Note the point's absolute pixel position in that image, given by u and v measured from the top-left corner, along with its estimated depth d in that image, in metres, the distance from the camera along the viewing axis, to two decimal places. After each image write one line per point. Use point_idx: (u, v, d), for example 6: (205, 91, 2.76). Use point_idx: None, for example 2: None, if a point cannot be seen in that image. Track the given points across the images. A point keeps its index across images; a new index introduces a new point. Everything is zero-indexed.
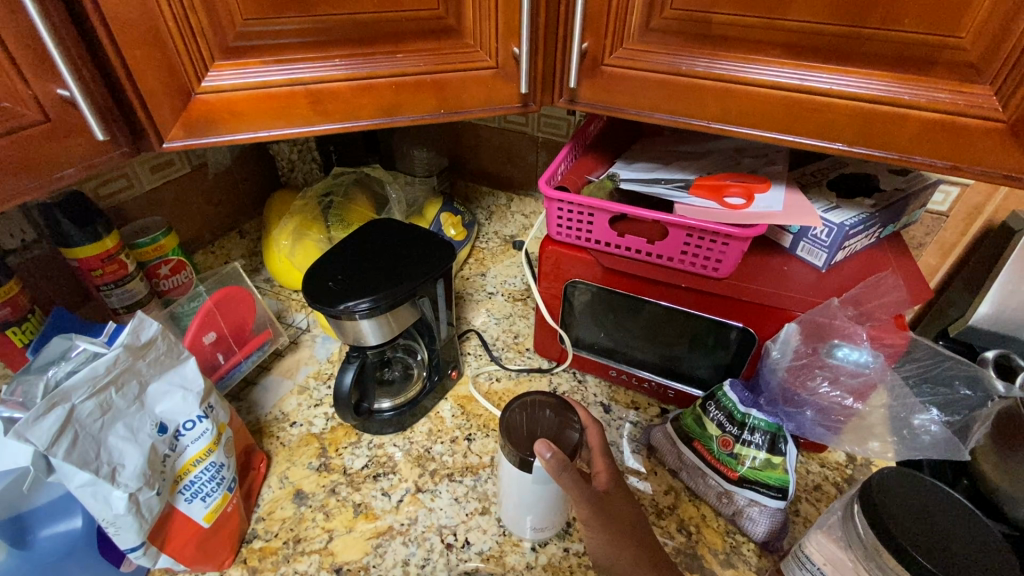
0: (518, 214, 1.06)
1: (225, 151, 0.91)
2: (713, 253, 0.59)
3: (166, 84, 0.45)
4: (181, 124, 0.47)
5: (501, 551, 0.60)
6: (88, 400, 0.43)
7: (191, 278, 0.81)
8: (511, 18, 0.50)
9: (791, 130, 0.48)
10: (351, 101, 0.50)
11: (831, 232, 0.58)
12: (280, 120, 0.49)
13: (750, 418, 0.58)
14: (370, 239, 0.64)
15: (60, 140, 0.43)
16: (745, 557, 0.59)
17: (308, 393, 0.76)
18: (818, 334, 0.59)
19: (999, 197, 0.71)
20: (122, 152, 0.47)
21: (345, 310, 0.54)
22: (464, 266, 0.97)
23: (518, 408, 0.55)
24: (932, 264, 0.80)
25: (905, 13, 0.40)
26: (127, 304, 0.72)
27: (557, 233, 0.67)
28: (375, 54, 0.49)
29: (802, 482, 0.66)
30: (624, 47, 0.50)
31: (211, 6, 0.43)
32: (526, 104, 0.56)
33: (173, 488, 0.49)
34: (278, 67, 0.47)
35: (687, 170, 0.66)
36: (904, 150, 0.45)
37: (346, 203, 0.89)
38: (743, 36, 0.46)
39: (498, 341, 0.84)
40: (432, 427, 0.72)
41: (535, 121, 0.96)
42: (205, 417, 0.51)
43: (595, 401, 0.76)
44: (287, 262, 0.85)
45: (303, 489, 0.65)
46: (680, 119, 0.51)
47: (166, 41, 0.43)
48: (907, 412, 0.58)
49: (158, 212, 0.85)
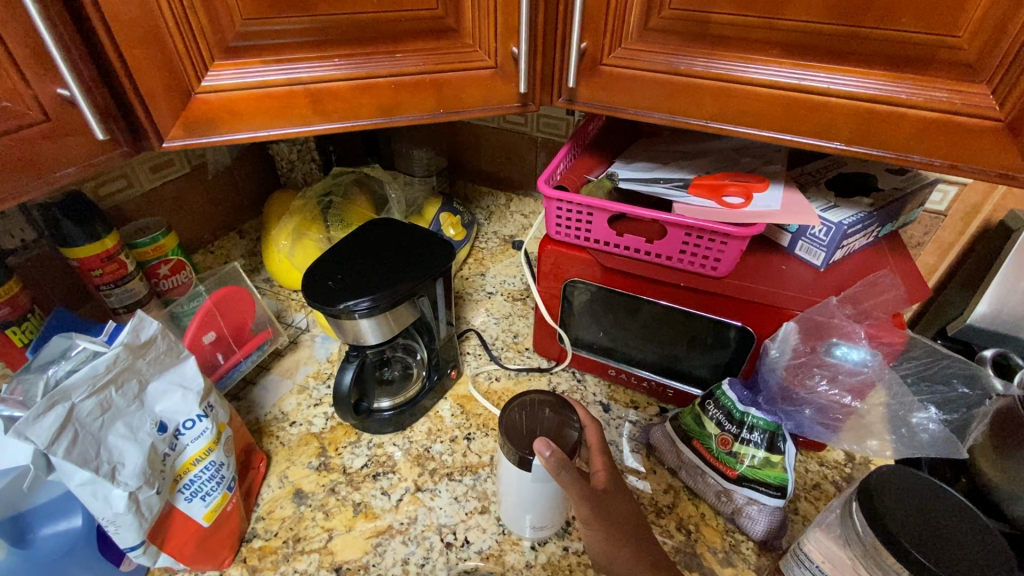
0: (518, 214, 1.06)
1: (225, 151, 0.91)
2: (711, 252, 0.59)
3: (166, 84, 0.45)
4: (181, 124, 0.47)
5: (501, 550, 0.60)
6: (88, 399, 0.43)
7: (190, 278, 0.81)
8: (510, 18, 0.50)
9: (789, 129, 0.48)
10: (351, 101, 0.50)
11: (830, 232, 0.59)
12: (279, 120, 0.49)
13: (750, 416, 0.58)
14: (370, 239, 0.64)
15: (61, 139, 0.43)
16: (744, 556, 0.60)
17: (308, 392, 0.76)
18: (817, 332, 0.59)
19: (997, 196, 0.71)
20: (122, 152, 0.48)
21: (345, 309, 0.55)
22: (463, 265, 0.97)
23: (517, 407, 0.55)
24: (930, 263, 0.80)
25: (902, 12, 0.40)
26: (127, 304, 0.72)
27: (556, 232, 0.67)
28: (375, 53, 0.49)
29: (801, 481, 0.66)
30: (622, 47, 0.50)
31: (210, 6, 0.43)
32: (525, 104, 0.56)
33: (173, 487, 0.49)
34: (277, 66, 0.47)
35: (686, 169, 0.66)
36: (901, 149, 0.45)
37: (346, 203, 0.89)
38: (741, 35, 0.46)
39: (498, 341, 0.84)
40: (431, 426, 0.72)
41: (534, 121, 0.96)
42: (205, 416, 0.51)
43: (595, 400, 0.76)
44: (287, 262, 0.85)
45: (303, 489, 0.65)
46: (679, 119, 0.51)
47: (166, 41, 0.43)
48: (905, 410, 0.58)
49: (157, 212, 0.85)
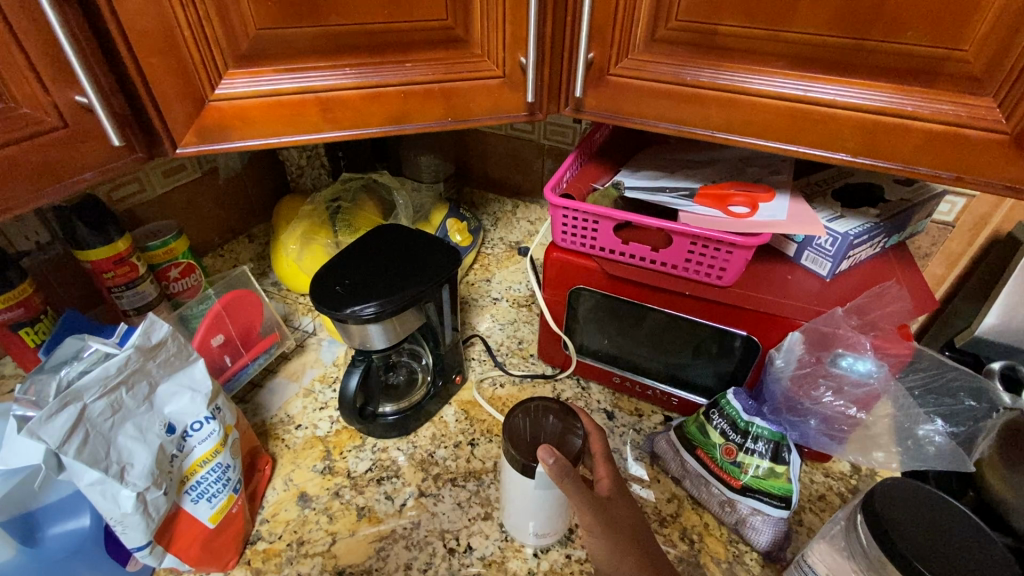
0: (524, 220, 1.07)
1: (236, 156, 0.93)
2: (717, 260, 0.59)
3: (180, 92, 0.46)
4: (194, 131, 0.48)
5: (502, 556, 0.60)
6: (99, 400, 0.44)
7: (200, 281, 0.82)
8: (518, 29, 0.51)
9: (795, 140, 0.48)
10: (360, 109, 0.51)
11: (835, 242, 0.59)
12: (290, 128, 0.50)
13: (753, 427, 0.58)
14: (377, 245, 0.64)
15: (77, 145, 0.44)
16: (747, 566, 0.59)
17: (314, 396, 0.76)
18: (822, 343, 0.59)
19: (1005, 207, 0.71)
20: (136, 158, 0.48)
21: (351, 314, 0.55)
22: (469, 271, 0.98)
23: (521, 413, 0.55)
24: (938, 275, 0.80)
25: (908, 26, 0.40)
26: (138, 306, 0.73)
27: (561, 240, 0.68)
28: (385, 62, 0.50)
29: (807, 492, 0.66)
30: (629, 57, 0.51)
31: (225, 14, 0.44)
32: (532, 113, 0.57)
33: (179, 488, 0.50)
34: (289, 75, 0.48)
35: (692, 179, 0.66)
36: (907, 160, 0.45)
37: (354, 208, 0.89)
38: (747, 47, 0.46)
39: (502, 347, 0.84)
40: (435, 431, 0.73)
41: (541, 129, 0.96)
42: (212, 418, 0.52)
43: (599, 408, 0.76)
44: (295, 265, 0.86)
45: (307, 492, 0.65)
46: (685, 129, 0.52)
47: (181, 49, 0.44)
48: (911, 422, 0.59)
49: (169, 215, 0.86)
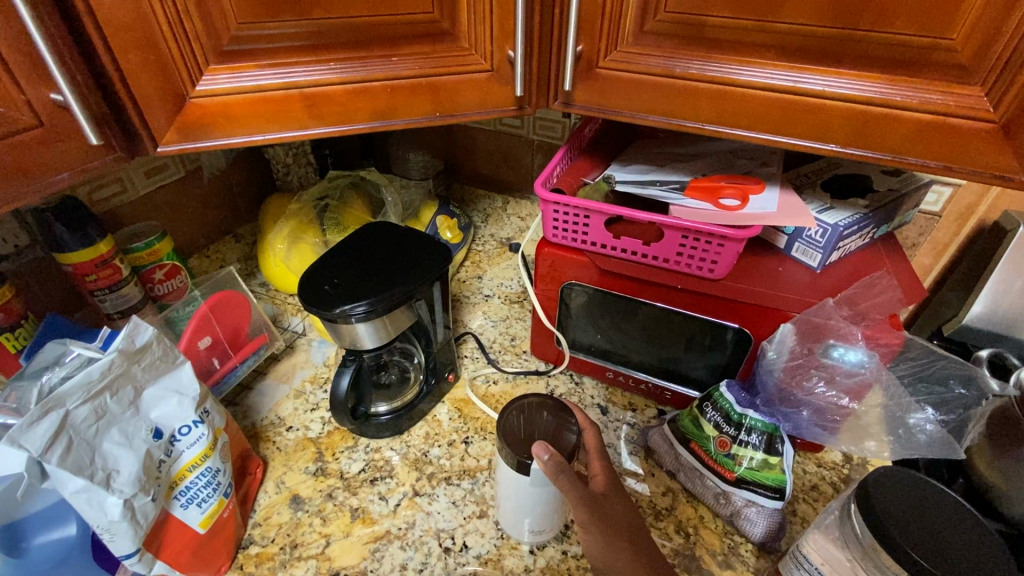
0: (514, 217, 1.06)
1: (220, 155, 0.91)
2: (708, 254, 0.59)
3: (159, 89, 0.45)
4: (175, 128, 0.47)
5: (499, 553, 0.60)
6: (82, 406, 0.43)
7: (185, 283, 0.80)
8: (505, 23, 0.50)
9: (785, 131, 0.48)
10: (346, 104, 0.50)
11: (826, 233, 0.59)
12: (275, 125, 0.49)
13: (747, 419, 0.58)
14: (366, 245, 0.63)
15: (54, 145, 0.42)
16: (743, 558, 0.60)
17: (304, 397, 0.75)
18: (814, 334, 0.59)
19: (991, 197, 0.71)
20: (115, 157, 0.47)
21: (342, 314, 0.54)
22: (460, 268, 0.97)
23: (515, 411, 0.54)
24: (925, 265, 0.81)
25: (897, 15, 0.40)
26: (121, 309, 0.71)
27: (552, 235, 0.67)
28: (371, 57, 0.49)
29: (800, 482, 0.66)
30: (618, 50, 0.50)
31: (204, 9, 0.43)
32: (521, 107, 0.56)
33: (169, 494, 0.49)
34: (272, 71, 0.47)
35: (682, 172, 0.66)
36: (897, 151, 0.45)
37: (342, 206, 0.88)
38: (736, 38, 0.46)
39: (495, 344, 0.84)
40: (429, 430, 0.72)
41: (531, 124, 0.96)
42: (200, 422, 0.51)
43: (593, 403, 0.76)
44: (283, 265, 0.85)
45: (299, 495, 0.65)
46: (676, 122, 0.51)
47: (160, 45, 0.43)
48: (902, 411, 0.58)
49: (152, 216, 0.84)
